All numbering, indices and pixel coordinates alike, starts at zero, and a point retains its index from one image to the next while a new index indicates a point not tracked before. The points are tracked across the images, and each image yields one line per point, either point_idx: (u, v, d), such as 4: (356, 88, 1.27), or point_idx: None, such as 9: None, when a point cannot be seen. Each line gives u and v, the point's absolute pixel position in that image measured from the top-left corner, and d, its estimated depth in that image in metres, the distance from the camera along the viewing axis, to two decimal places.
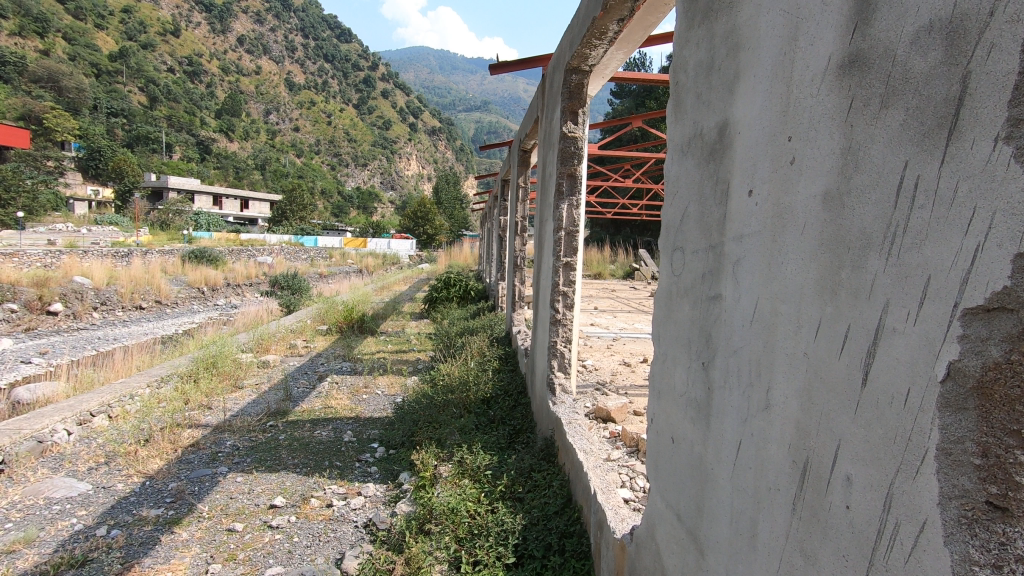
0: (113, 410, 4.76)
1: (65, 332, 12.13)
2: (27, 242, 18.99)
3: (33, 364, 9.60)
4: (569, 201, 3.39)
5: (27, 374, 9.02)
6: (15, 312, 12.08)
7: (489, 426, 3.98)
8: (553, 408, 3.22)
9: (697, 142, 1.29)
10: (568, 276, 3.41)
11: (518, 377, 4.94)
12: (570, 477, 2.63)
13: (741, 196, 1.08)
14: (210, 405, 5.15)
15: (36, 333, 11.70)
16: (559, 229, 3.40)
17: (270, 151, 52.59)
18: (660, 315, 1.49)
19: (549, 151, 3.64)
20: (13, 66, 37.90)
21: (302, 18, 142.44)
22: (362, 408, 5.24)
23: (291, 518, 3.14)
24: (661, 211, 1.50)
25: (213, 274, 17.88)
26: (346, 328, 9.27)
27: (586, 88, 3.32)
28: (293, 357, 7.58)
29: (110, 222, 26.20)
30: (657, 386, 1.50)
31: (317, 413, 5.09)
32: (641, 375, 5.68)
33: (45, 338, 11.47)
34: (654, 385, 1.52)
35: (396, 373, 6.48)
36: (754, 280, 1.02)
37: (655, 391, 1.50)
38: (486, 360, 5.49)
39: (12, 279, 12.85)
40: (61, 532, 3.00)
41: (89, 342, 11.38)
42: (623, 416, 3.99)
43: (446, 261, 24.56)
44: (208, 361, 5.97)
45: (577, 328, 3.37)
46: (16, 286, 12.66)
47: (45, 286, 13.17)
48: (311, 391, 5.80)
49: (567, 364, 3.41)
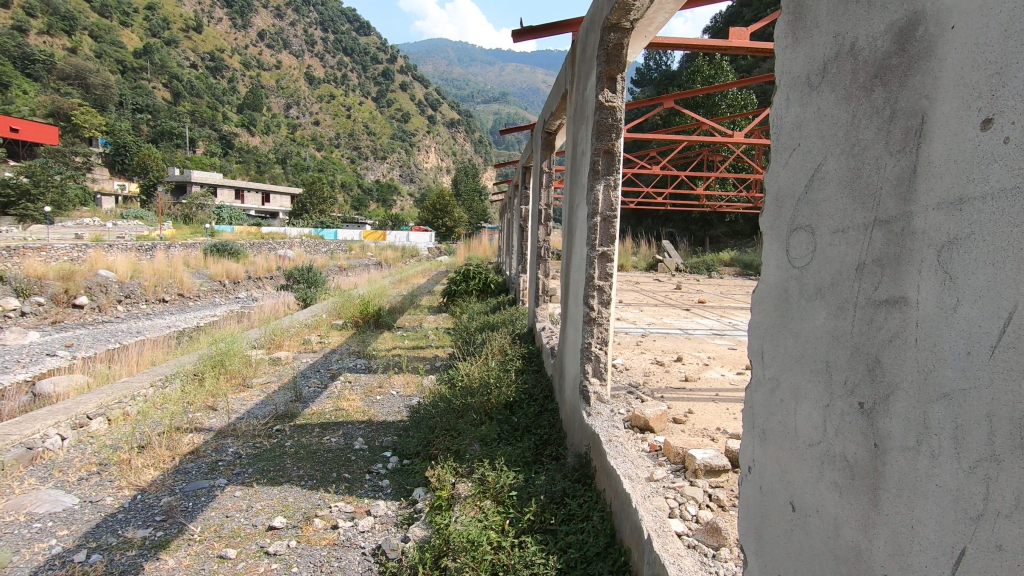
0: (112, 412, 4.47)
1: (90, 325, 12.12)
2: (55, 237, 19.17)
3: (57, 357, 9.50)
4: (605, 181, 2.90)
5: (50, 367, 8.95)
6: (42, 305, 12.12)
7: (514, 435, 3.58)
8: (587, 420, 2.80)
9: (843, 65, 0.85)
10: (604, 267, 2.95)
11: (544, 378, 4.52)
12: (613, 508, 2.22)
13: (960, 132, 0.65)
14: (216, 407, 4.88)
15: (63, 326, 11.72)
16: (594, 214, 2.93)
17: (291, 144, 52.91)
18: (767, 326, 1.07)
19: (581, 126, 3.20)
20: (42, 65, 38.70)
21: (322, 12, 142.57)
22: (376, 411, 4.89)
23: (290, 543, 2.78)
24: (767, 181, 1.08)
25: (235, 268, 17.86)
26: (362, 322, 8.99)
27: (625, 49, 2.84)
28: (307, 354, 7.28)
29: (136, 217, 26.52)
30: (760, 426, 1.08)
31: (328, 416, 4.75)
32: (677, 376, 5.24)
33: (71, 331, 11.46)
34: (748, 416, 1.13)
35: (413, 371, 6.12)
36: (1007, 277, 0.59)
37: (752, 429, 1.10)
38: (508, 359, 5.09)
39: (38, 273, 12.85)
40: (36, 557, 2.68)
41: (112, 335, 11.30)
42: (662, 425, 3.59)
43: (465, 254, 24.30)
44: (216, 359, 5.67)
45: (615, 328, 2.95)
46: (43, 280, 12.66)
47: (71, 279, 13.17)
48: (323, 391, 5.48)
49: (603, 368, 2.99)
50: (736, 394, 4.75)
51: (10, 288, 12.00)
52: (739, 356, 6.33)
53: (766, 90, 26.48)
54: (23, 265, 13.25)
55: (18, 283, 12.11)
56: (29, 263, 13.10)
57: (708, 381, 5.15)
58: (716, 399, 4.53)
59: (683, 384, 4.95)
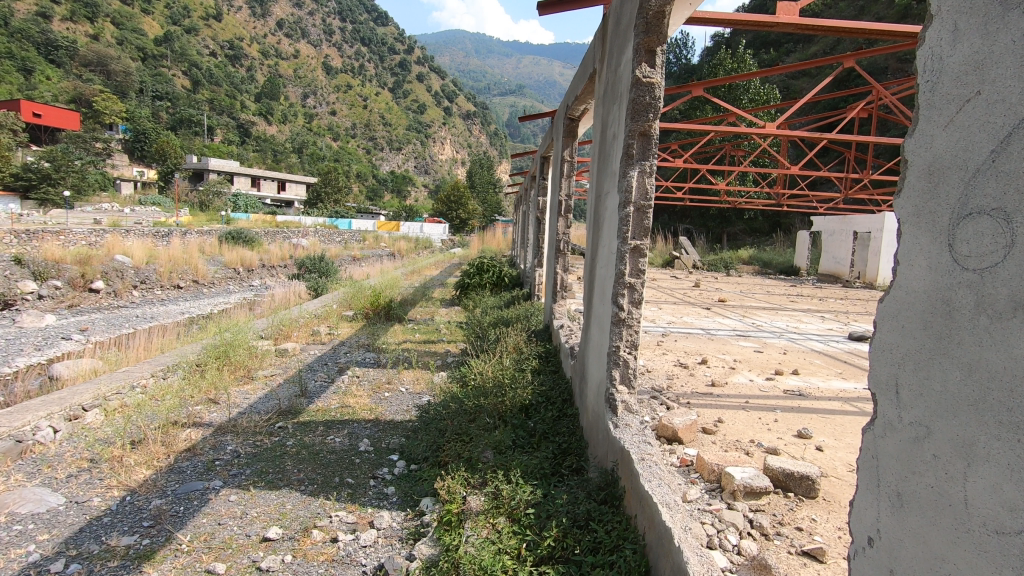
0: (108, 403, 4.28)
1: (106, 309, 12.10)
2: (74, 222, 19.28)
3: (72, 341, 9.44)
4: (640, 167, 2.59)
5: (65, 350, 8.89)
6: (59, 288, 12.11)
7: (530, 443, 3.31)
8: (615, 433, 2.52)
9: None
10: (636, 262, 2.64)
11: (563, 381, 4.24)
12: (646, 539, 1.96)
13: None
14: (217, 400, 4.69)
15: (79, 310, 11.71)
16: (627, 204, 2.63)
17: (308, 134, 52.96)
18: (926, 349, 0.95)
19: (613, 107, 2.93)
20: (65, 52, 39.13)
21: (341, 1, 142.18)
22: (384, 409, 4.65)
23: (285, 558, 2.53)
24: (930, 151, 0.97)
25: (249, 255, 17.79)
26: (373, 314, 8.80)
27: (668, 15, 2.48)
28: (315, 346, 7.09)
29: (153, 203, 26.67)
30: (912, 467, 0.98)
31: (333, 413, 4.53)
32: (702, 380, 4.95)
33: (87, 315, 11.44)
34: (866, 456, 1.13)
35: (424, 367, 5.88)
36: None
37: (868, 466, 1.11)
38: (523, 358, 4.81)
39: (56, 256, 12.80)
40: (11, 565, 2.47)
41: (127, 319, 11.24)
42: (691, 436, 3.33)
43: (479, 246, 24.07)
44: (220, 349, 5.48)
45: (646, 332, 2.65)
46: (61, 263, 12.60)
47: (89, 263, 13.11)
48: (329, 385, 5.25)
49: (632, 375, 2.71)
50: (768, 401, 4.43)
51: (28, 271, 12.01)
52: (766, 359, 6.01)
53: (789, 85, 25.86)
54: (42, 248, 13.22)
55: (36, 266, 12.13)
56: (46, 247, 13.08)
57: (736, 386, 4.83)
58: (746, 407, 4.23)
59: (710, 390, 4.65)
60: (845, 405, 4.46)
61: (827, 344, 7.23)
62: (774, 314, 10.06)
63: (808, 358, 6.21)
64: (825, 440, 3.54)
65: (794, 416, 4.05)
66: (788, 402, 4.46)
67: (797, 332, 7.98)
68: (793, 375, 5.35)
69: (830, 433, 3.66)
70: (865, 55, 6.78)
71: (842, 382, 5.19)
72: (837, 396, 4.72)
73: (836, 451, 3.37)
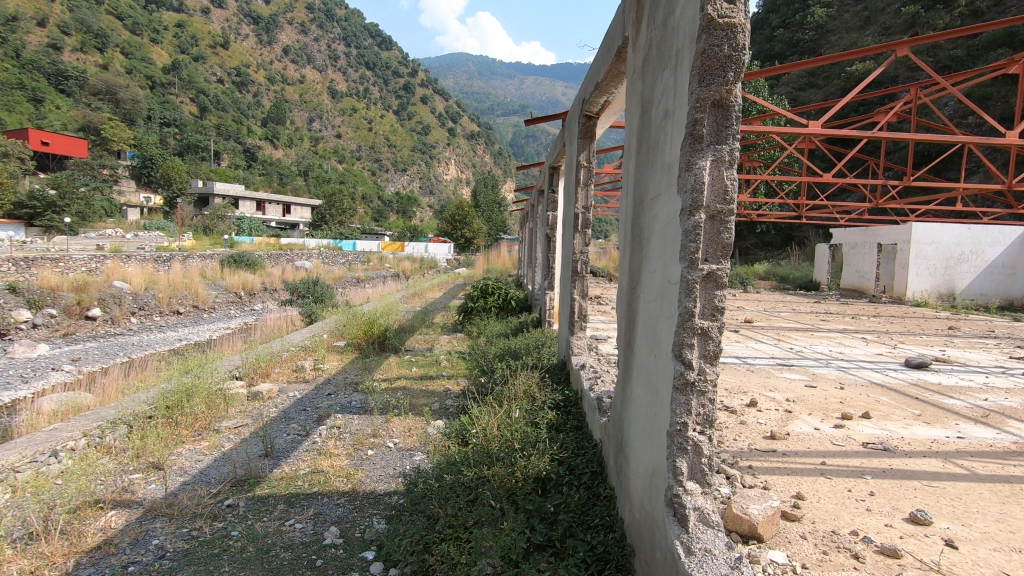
0: (16, 477, 3.40)
1: (102, 337, 11.38)
2: (75, 248, 18.74)
3: (62, 372, 8.69)
4: (712, 154, 1.73)
5: (56, 382, 8.13)
6: (54, 317, 11.42)
7: (548, 544, 2.40)
8: (689, 568, 1.59)
9: None
10: (712, 295, 1.76)
11: (588, 443, 3.31)
12: None
13: None
14: (163, 467, 3.84)
15: (74, 338, 11.03)
16: (694, 209, 1.74)
17: (313, 156, 52.83)
18: None
19: (661, 75, 2.09)
20: (75, 81, 39.50)
21: (345, 28, 142.74)
22: (363, 475, 3.73)
23: None
24: None
25: (251, 279, 17.10)
26: (366, 344, 7.95)
27: None
28: (297, 385, 6.18)
29: (157, 228, 26.26)
30: None
31: (300, 483, 3.60)
32: (757, 431, 4.01)
33: (82, 344, 10.73)
34: None
35: (418, 414, 4.96)
36: None
37: None
38: (536, 411, 3.88)
39: (52, 283, 12.15)
40: None
41: (123, 348, 10.49)
42: (775, 531, 2.44)
43: (484, 265, 23.26)
44: (179, 397, 4.66)
45: (723, 399, 1.78)
46: (56, 291, 11.94)
47: (85, 290, 12.43)
48: (303, 441, 4.35)
49: (705, 465, 1.82)
50: (850, 461, 3.48)
51: (22, 300, 11.30)
52: (824, 397, 5.04)
53: (797, 97, 25.18)
54: (39, 275, 12.55)
55: (31, 294, 11.40)
56: (43, 274, 12.41)
57: (802, 439, 3.87)
58: (824, 471, 3.29)
59: (771, 445, 3.71)
60: (948, 465, 3.48)
61: (884, 373, 6.26)
62: (809, 336, 9.09)
63: (872, 395, 5.22)
64: (950, 528, 2.63)
65: (892, 485, 3.13)
66: (875, 461, 3.50)
67: (846, 360, 6.99)
68: (864, 420, 4.36)
69: (953, 517, 2.74)
70: (921, 41, 5.89)
71: (928, 429, 4.21)
72: (931, 450, 3.75)
73: (973, 548, 2.45)
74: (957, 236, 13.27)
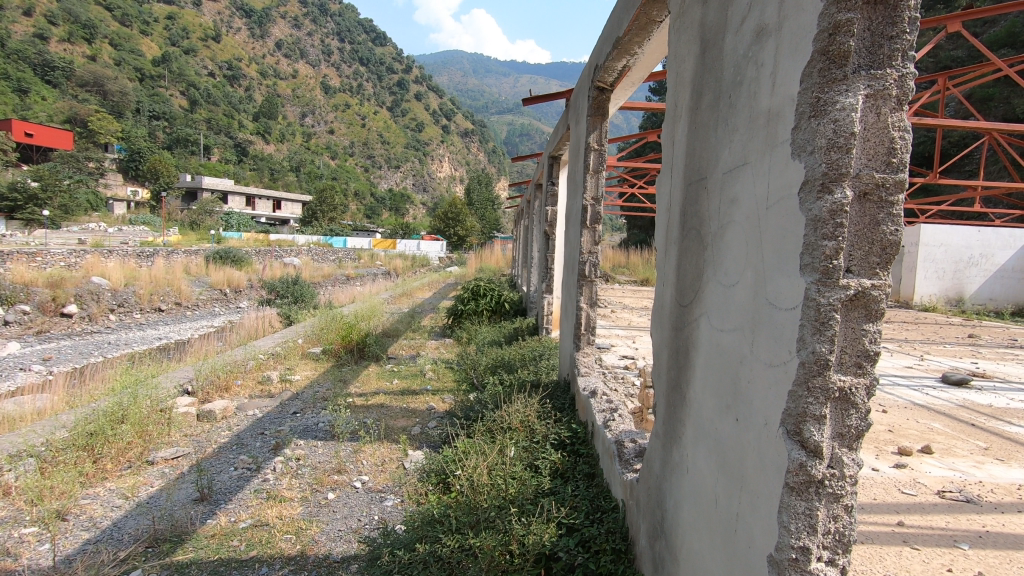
0: None
1: (77, 335, 10.52)
2: (55, 243, 17.77)
3: (29, 372, 7.86)
4: (857, 84, 0.99)
5: (21, 385, 7.30)
6: (27, 314, 10.54)
7: None
8: None
9: None
10: (858, 331, 1.01)
11: (603, 500, 2.55)
12: None
13: None
14: (67, 516, 3.04)
15: (47, 336, 10.16)
16: (834, 180, 0.98)
17: (305, 152, 51.77)
18: None
19: None
20: (62, 72, 38.27)
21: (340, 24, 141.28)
22: (317, 531, 2.96)
23: None
24: None
25: (237, 276, 16.22)
26: (343, 352, 7.13)
27: None
28: (259, 402, 5.35)
29: (143, 223, 25.28)
30: None
31: (234, 545, 2.82)
32: None
33: (55, 342, 9.86)
34: None
35: (394, 443, 4.18)
36: None
37: None
38: (535, 450, 3.14)
39: (25, 278, 11.28)
40: None
41: (99, 347, 9.65)
42: None
43: (477, 264, 22.45)
44: (105, 420, 3.87)
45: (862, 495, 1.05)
46: (29, 286, 11.07)
47: (61, 286, 11.54)
48: (250, 479, 3.57)
49: None
50: (933, 520, 2.74)
51: None
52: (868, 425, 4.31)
53: None
54: (10, 270, 11.62)
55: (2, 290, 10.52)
56: (16, 269, 11.55)
57: (862, 486, 3.13)
58: (906, 538, 2.55)
59: None
60: None
61: (924, 391, 5.55)
62: None
63: (921, 421, 4.49)
64: None
65: (999, 560, 2.38)
66: (963, 521, 2.75)
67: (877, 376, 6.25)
68: (926, 456, 3.64)
69: None
70: (974, 15, 5.16)
71: (1005, 470, 3.48)
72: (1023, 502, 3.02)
73: None
74: (967, 239, 12.58)
